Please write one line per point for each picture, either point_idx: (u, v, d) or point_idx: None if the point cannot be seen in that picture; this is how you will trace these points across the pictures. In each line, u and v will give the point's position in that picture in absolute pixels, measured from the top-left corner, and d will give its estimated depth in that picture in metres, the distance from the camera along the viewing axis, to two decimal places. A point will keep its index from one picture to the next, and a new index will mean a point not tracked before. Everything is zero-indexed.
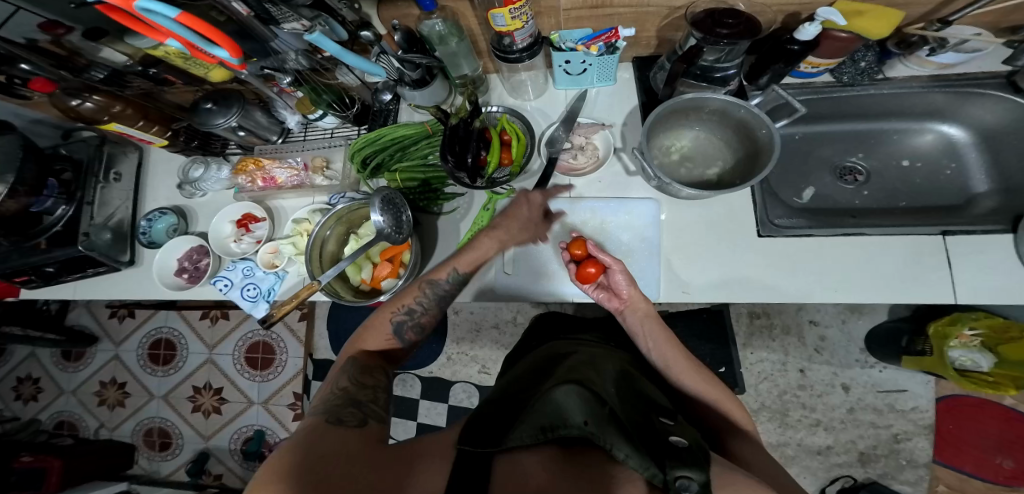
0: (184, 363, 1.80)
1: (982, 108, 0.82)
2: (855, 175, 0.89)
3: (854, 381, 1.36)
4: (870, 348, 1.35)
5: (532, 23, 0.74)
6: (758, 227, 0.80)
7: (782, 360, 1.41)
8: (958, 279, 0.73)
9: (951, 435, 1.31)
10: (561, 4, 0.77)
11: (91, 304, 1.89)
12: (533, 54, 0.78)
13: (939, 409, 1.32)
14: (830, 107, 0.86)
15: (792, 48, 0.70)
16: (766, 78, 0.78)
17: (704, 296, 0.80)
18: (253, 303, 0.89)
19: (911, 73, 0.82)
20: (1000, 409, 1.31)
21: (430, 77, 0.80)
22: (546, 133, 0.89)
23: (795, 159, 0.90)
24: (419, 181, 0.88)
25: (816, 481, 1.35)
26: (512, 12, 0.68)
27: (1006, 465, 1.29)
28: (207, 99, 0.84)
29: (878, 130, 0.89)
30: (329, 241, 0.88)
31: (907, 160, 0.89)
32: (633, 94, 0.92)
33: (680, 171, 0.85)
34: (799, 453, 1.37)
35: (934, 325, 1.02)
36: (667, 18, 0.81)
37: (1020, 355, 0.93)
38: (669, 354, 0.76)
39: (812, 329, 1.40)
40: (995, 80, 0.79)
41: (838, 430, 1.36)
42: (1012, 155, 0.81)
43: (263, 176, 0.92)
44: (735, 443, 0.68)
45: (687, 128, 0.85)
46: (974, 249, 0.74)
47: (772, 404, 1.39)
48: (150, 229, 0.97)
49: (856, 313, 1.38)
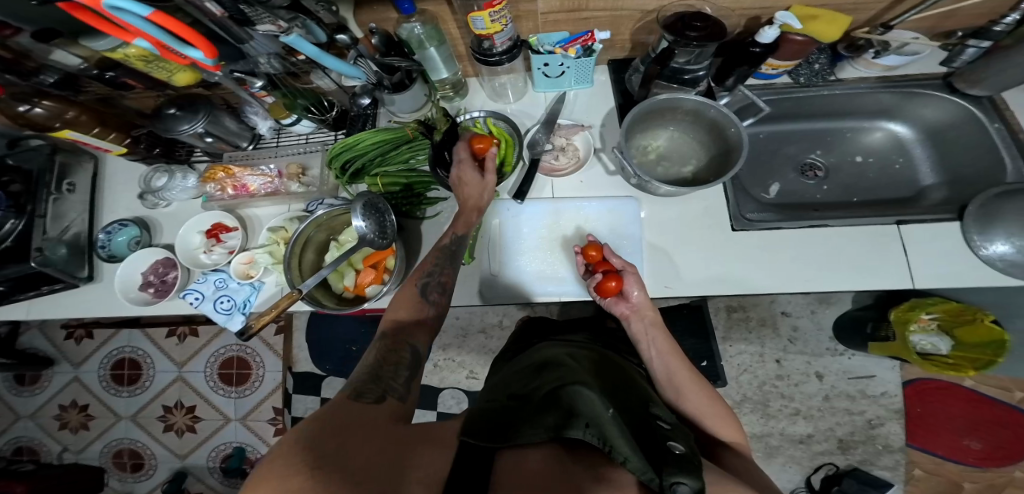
0: (151, 383, 1.71)
1: (926, 108, 0.88)
2: (815, 171, 0.94)
3: (827, 369, 1.42)
4: (839, 336, 1.41)
5: (511, 27, 0.74)
6: (733, 222, 0.83)
7: (759, 351, 1.45)
8: (914, 264, 0.77)
9: (920, 419, 1.38)
10: (538, 7, 0.78)
11: (45, 325, 1.78)
12: (512, 57, 0.78)
13: (906, 394, 1.39)
14: (792, 107, 0.89)
15: (754, 51, 0.73)
16: (731, 80, 0.80)
17: (687, 291, 0.81)
18: (227, 316, 0.85)
19: (859, 75, 0.86)
20: (960, 390, 1.39)
21: (410, 81, 0.80)
22: (526, 136, 0.90)
23: (762, 157, 0.93)
24: (401, 186, 0.87)
25: (800, 471, 1.40)
26: (493, 15, 0.67)
27: (973, 446, 1.36)
28: (171, 105, 0.80)
29: (834, 129, 0.94)
30: (309, 247, 0.85)
31: (861, 156, 0.94)
32: (610, 96, 0.93)
33: (657, 170, 0.87)
34: (782, 442, 1.41)
35: (895, 311, 1.05)
36: (639, 21, 0.83)
37: (981, 338, 0.99)
38: (672, 363, 0.76)
39: (785, 320, 1.45)
40: (934, 82, 0.85)
41: (816, 419, 1.41)
42: (953, 150, 0.87)
43: (234, 183, 0.89)
44: (728, 458, 0.66)
45: (664, 127, 0.87)
46: (928, 236, 0.78)
47: (754, 395, 1.44)
48: (110, 242, 0.93)
49: (824, 303, 1.44)
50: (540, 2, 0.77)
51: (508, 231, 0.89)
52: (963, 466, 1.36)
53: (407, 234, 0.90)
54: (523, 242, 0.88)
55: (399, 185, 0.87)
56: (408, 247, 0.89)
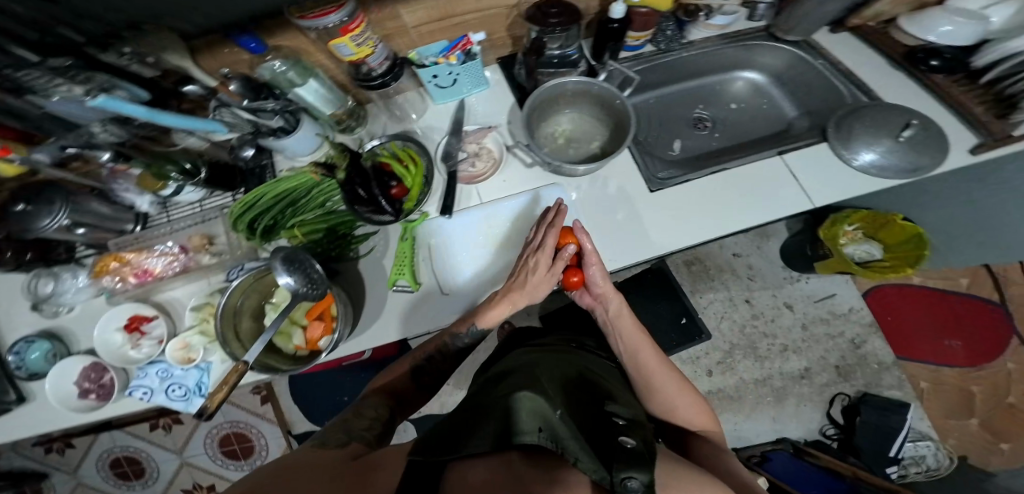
0: (157, 476, 1.67)
1: (767, 56, 0.92)
2: (704, 123, 0.97)
3: (795, 298, 1.46)
4: (789, 263, 1.45)
5: (383, 47, 0.76)
6: (648, 185, 0.85)
7: (728, 296, 1.48)
8: (807, 187, 0.80)
9: (897, 331, 1.41)
10: (407, 23, 0.78)
11: (18, 445, 1.72)
12: (395, 75, 0.80)
13: (873, 310, 1.43)
14: (661, 74, 0.91)
15: (612, 27, 0.75)
16: (608, 56, 0.83)
17: (627, 260, 0.82)
18: (185, 401, 0.86)
19: (702, 37, 0.88)
20: (919, 292, 1.42)
21: (292, 122, 0.80)
22: (435, 151, 0.90)
23: (655, 122, 0.95)
24: (322, 231, 0.87)
25: (816, 407, 1.40)
26: (355, 39, 0.68)
27: (954, 344, 1.39)
28: (20, 202, 0.79)
29: (702, 86, 0.98)
30: (243, 314, 0.86)
31: (734, 104, 0.98)
32: (507, 93, 0.95)
33: (569, 152, 0.89)
34: (785, 382, 1.42)
35: (822, 231, 1.10)
36: (509, 17, 0.86)
37: (902, 235, 1.04)
38: (642, 353, 0.77)
39: (739, 261, 1.50)
40: (761, 33, 0.90)
41: (805, 350, 1.43)
42: (800, 89, 0.92)
43: (134, 270, 0.90)
44: (698, 446, 0.69)
45: (561, 112, 0.89)
46: (810, 159, 0.82)
47: (739, 341, 1.45)
48: (25, 361, 0.89)
49: (765, 237, 1.50)
50: (406, 18, 0.77)
51: (446, 247, 0.89)
52: (956, 370, 1.38)
53: (345, 276, 0.90)
54: (465, 251, 0.90)
55: (321, 228, 0.86)
56: (349, 288, 0.90)
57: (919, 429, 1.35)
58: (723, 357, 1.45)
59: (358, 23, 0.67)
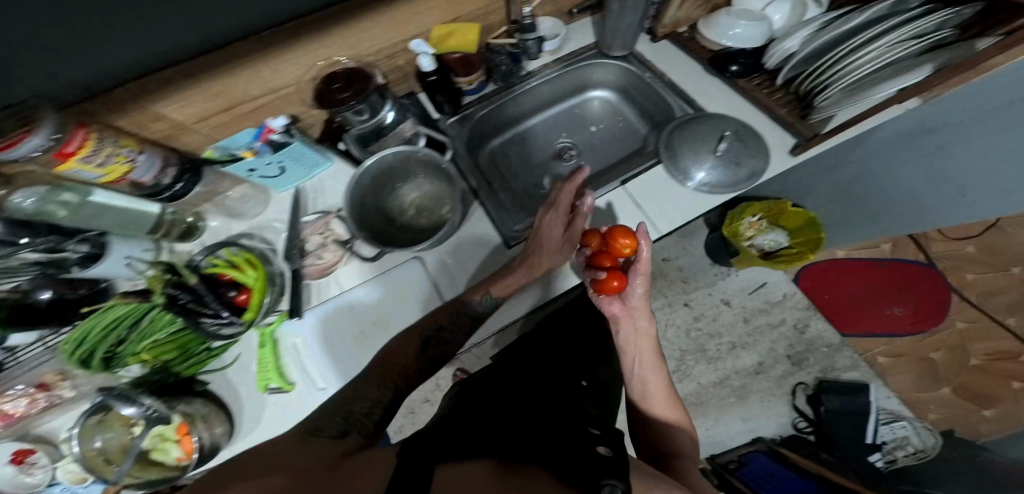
0: None
1: (606, 73, 0.87)
2: (569, 152, 0.89)
3: (729, 293, 1.41)
4: (715, 259, 1.41)
5: (150, 157, 0.61)
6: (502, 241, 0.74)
7: (665, 303, 1.42)
8: (652, 215, 0.71)
9: (839, 308, 1.37)
10: (185, 120, 0.65)
11: None
12: (183, 176, 0.67)
13: (808, 292, 1.39)
14: (509, 111, 0.86)
15: (432, 78, 0.69)
16: (449, 103, 0.76)
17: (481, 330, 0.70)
18: None
19: (541, 65, 0.83)
20: (853, 265, 1.39)
21: (102, 248, 0.65)
22: (282, 247, 0.73)
23: (510, 164, 0.88)
24: (173, 350, 0.73)
25: (782, 401, 1.33)
26: (91, 160, 0.54)
27: (896, 311, 1.36)
28: None
29: (557, 114, 0.91)
30: (97, 446, 0.67)
31: (593, 126, 0.91)
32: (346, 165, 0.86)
33: (419, 225, 0.79)
34: (743, 381, 1.34)
35: (726, 229, 1.14)
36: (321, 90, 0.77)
37: (804, 218, 1.07)
38: (653, 375, 0.67)
39: (669, 266, 1.45)
40: (591, 52, 0.85)
41: (754, 344, 1.37)
42: (647, 103, 0.86)
43: None
44: (686, 472, 0.62)
45: (406, 185, 0.80)
46: (649, 182, 0.74)
47: (688, 345, 1.38)
48: None
49: (688, 237, 1.46)
50: (180, 116, 0.64)
51: (313, 345, 0.74)
52: (907, 340, 1.34)
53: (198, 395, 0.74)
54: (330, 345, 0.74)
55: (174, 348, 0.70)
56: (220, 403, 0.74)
57: (890, 410, 1.31)
58: (674, 365, 1.36)
59: (81, 142, 0.53)
